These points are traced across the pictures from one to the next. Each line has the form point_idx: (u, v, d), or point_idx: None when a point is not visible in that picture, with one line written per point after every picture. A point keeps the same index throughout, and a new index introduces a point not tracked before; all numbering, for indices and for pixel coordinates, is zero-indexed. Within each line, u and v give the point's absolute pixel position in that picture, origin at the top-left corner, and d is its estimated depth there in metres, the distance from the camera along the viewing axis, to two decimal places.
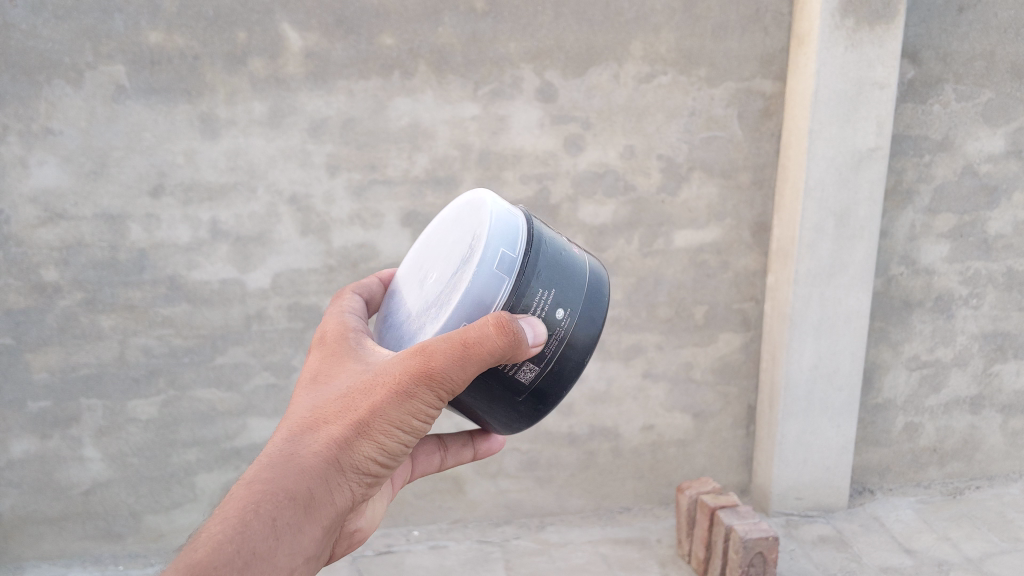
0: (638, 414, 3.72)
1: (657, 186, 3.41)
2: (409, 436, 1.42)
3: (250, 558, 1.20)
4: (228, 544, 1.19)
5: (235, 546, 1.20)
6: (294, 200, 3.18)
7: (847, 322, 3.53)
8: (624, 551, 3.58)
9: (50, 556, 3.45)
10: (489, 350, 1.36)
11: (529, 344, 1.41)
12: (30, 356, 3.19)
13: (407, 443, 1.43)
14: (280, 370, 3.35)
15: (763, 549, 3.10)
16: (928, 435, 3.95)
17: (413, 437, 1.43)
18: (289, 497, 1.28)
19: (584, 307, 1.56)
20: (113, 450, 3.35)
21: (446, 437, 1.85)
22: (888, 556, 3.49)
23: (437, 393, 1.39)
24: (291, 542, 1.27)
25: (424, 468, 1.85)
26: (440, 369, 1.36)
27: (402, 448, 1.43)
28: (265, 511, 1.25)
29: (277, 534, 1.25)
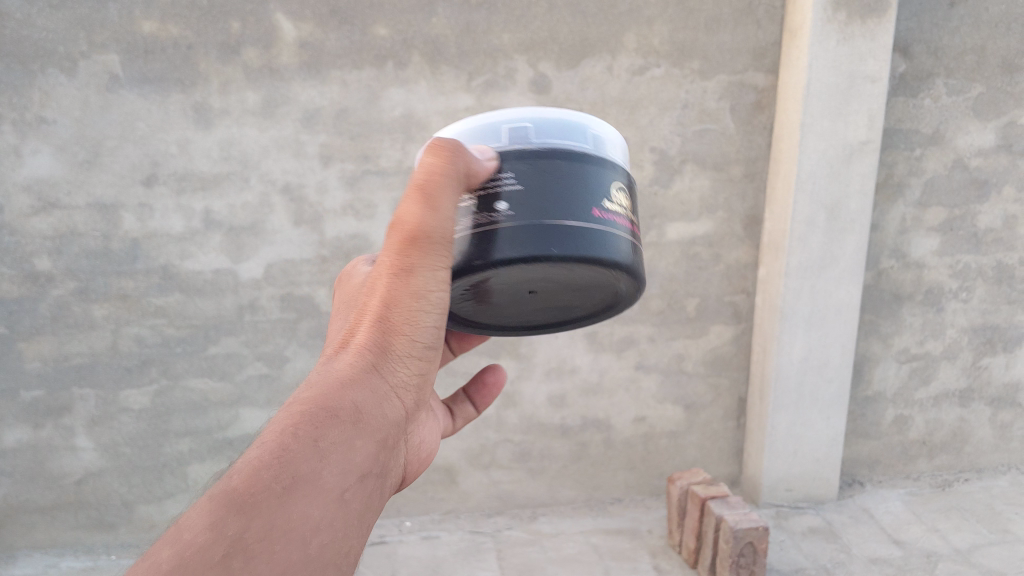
0: (630, 405, 3.73)
1: (650, 177, 3.42)
2: (439, 311, 1.27)
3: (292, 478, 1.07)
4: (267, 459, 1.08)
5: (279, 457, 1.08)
6: (287, 190, 3.19)
7: (837, 314, 3.55)
8: (615, 541, 3.60)
9: (42, 546, 3.45)
10: (431, 183, 1.22)
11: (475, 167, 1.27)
12: (23, 346, 3.19)
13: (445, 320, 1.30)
14: (273, 360, 3.36)
15: (753, 539, 3.12)
16: (917, 427, 3.98)
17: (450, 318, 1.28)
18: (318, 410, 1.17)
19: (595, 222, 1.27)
20: (106, 439, 3.35)
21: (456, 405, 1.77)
22: (877, 547, 3.51)
23: (442, 252, 1.25)
24: (339, 458, 1.14)
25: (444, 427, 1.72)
26: (425, 224, 1.23)
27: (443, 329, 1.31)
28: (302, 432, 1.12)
29: (324, 452, 1.12)
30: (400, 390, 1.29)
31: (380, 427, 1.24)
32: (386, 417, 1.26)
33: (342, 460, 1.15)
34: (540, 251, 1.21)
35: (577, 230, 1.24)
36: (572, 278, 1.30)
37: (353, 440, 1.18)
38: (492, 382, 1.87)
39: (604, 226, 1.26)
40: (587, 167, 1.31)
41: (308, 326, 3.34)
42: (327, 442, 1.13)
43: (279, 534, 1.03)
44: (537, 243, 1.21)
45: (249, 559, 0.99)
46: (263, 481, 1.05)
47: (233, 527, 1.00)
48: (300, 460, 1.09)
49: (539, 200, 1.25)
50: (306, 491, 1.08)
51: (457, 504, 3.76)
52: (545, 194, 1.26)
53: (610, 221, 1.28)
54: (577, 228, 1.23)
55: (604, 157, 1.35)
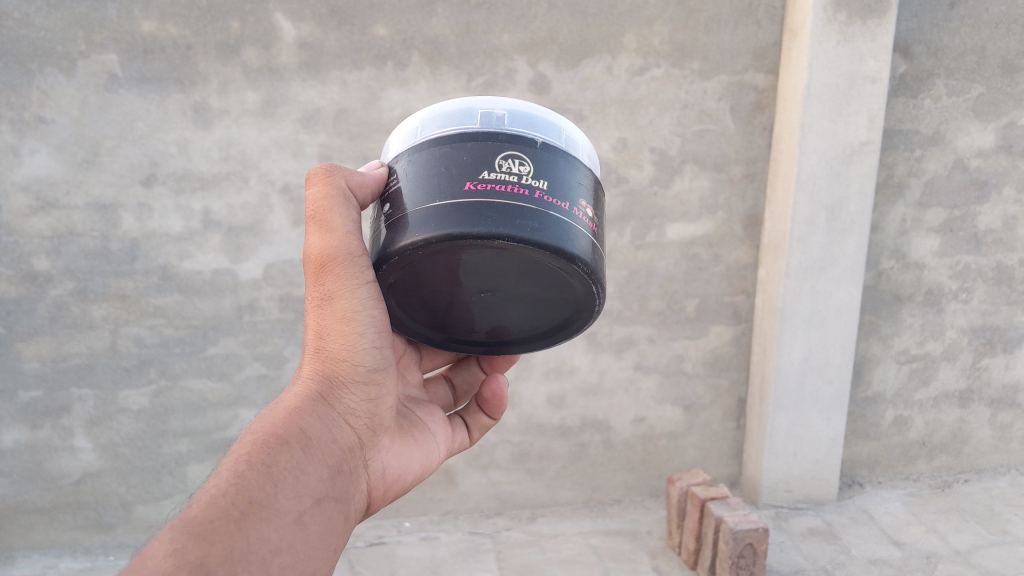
0: (629, 406, 3.73)
1: (650, 178, 3.41)
2: (370, 329, 1.48)
3: (251, 502, 1.25)
4: (226, 493, 1.24)
5: (236, 490, 1.25)
6: (286, 189, 3.18)
7: (837, 315, 3.55)
8: (615, 542, 3.59)
9: (40, 546, 3.44)
10: (326, 205, 1.44)
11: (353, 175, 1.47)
12: (22, 346, 3.18)
13: (381, 342, 1.50)
14: (272, 360, 3.36)
15: (753, 540, 3.12)
16: (917, 428, 3.98)
17: (380, 334, 1.49)
18: (273, 441, 1.36)
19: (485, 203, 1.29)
20: (104, 440, 3.35)
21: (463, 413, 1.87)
22: (877, 548, 3.51)
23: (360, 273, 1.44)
24: (293, 480, 1.33)
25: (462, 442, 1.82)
26: (330, 248, 1.44)
27: (379, 351, 1.51)
28: (257, 460, 1.32)
29: (276, 477, 1.31)
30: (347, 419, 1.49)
31: (330, 451, 1.43)
32: (336, 442, 1.45)
33: (296, 479, 1.34)
34: (419, 231, 1.30)
35: (477, 214, 1.28)
36: (482, 257, 1.33)
37: (304, 462, 1.37)
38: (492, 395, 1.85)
39: (489, 196, 1.29)
40: (484, 147, 1.36)
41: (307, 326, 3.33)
42: (278, 467, 1.32)
43: (244, 553, 1.20)
44: (418, 225, 1.30)
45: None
46: (223, 509, 1.22)
47: (198, 551, 1.14)
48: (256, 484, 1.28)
49: (431, 184, 1.34)
50: (265, 513, 1.26)
51: (456, 505, 3.75)
52: (434, 178, 1.35)
53: (506, 191, 1.31)
54: (460, 202, 1.29)
55: (512, 135, 1.39)
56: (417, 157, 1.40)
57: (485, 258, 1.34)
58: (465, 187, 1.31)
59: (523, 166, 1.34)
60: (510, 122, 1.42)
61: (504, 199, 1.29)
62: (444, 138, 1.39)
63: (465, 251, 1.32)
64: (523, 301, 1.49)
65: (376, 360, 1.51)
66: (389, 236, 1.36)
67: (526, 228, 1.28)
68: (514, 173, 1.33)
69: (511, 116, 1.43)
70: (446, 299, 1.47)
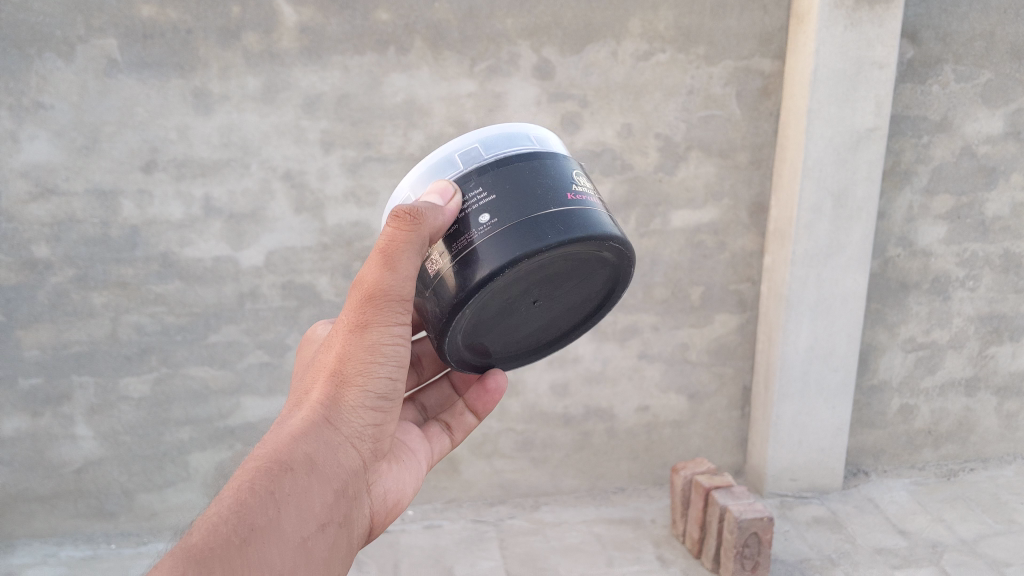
0: (634, 394, 3.71)
1: (655, 164, 3.38)
2: (391, 364, 1.54)
3: (253, 529, 1.30)
4: (231, 518, 1.29)
5: (239, 516, 1.30)
6: (288, 176, 3.15)
7: (844, 303, 3.52)
8: (618, 531, 3.57)
9: (41, 534, 3.42)
10: (399, 247, 1.46)
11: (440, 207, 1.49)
12: (22, 333, 3.16)
13: (397, 376, 1.56)
14: (274, 348, 3.34)
15: (758, 530, 3.10)
16: (923, 416, 3.95)
17: (398, 369, 1.55)
18: (282, 466, 1.41)
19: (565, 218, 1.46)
20: (106, 427, 3.32)
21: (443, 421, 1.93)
22: (882, 537, 3.49)
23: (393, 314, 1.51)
24: (294, 508, 1.39)
25: (441, 449, 1.89)
26: (381, 284, 1.49)
27: (394, 383, 1.56)
28: (264, 485, 1.36)
29: (279, 505, 1.36)
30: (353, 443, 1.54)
31: (335, 476, 1.49)
32: (340, 466, 1.50)
33: (298, 505, 1.40)
34: (535, 242, 1.42)
35: (561, 225, 1.45)
36: (560, 263, 1.52)
37: (307, 487, 1.43)
38: (495, 388, 1.87)
39: (580, 205, 1.50)
40: (544, 168, 1.54)
41: (310, 314, 3.31)
42: (282, 492, 1.37)
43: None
44: (531, 238, 1.43)
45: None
46: (226, 534, 1.27)
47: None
48: (260, 508, 1.33)
49: (510, 208, 1.47)
50: (265, 538, 1.32)
51: (459, 493, 3.73)
52: (513, 200, 1.48)
53: (578, 202, 1.51)
54: (559, 213, 1.46)
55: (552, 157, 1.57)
56: (486, 178, 1.52)
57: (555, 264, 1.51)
58: (547, 204, 1.47)
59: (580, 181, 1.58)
60: (544, 144, 1.62)
61: (583, 209, 1.50)
62: (504, 160, 1.54)
63: (544, 261, 1.48)
64: (559, 304, 1.67)
65: (388, 388, 1.55)
66: (468, 267, 1.46)
67: (601, 232, 1.48)
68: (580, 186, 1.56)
69: (539, 141, 1.63)
70: (507, 313, 1.59)
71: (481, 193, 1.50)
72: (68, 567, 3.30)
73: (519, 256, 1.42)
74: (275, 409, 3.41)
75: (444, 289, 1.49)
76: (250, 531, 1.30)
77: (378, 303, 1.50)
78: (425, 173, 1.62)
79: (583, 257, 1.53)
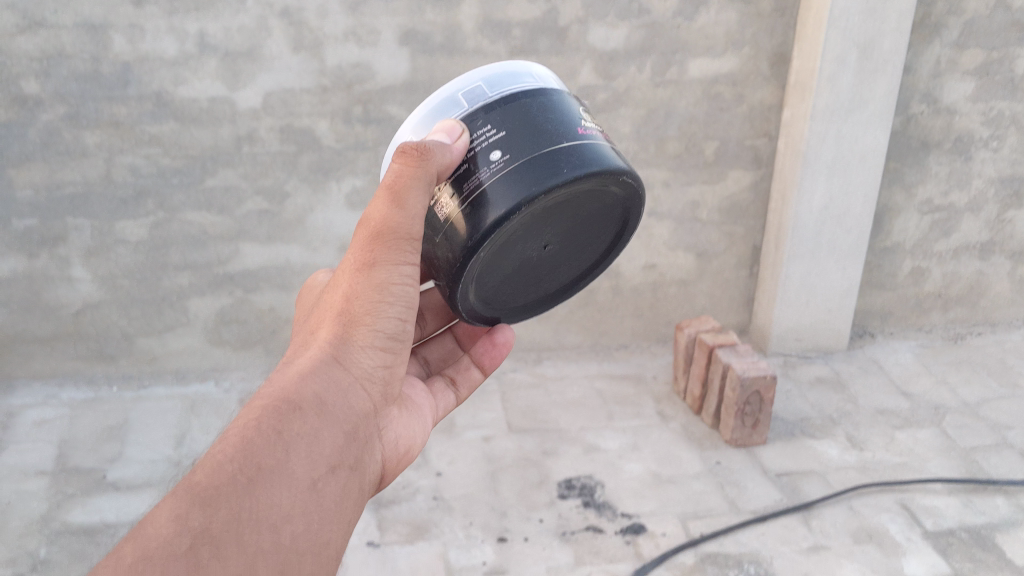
0: (641, 251, 3.63)
1: (673, 10, 3.20)
2: (403, 303, 1.35)
3: (256, 474, 1.11)
4: (229, 464, 1.09)
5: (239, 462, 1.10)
6: (285, 13, 2.98)
7: (862, 161, 3.40)
8: (620, 387, 3.57)
9: (42, 375, 3.42)
10: (406, 181, 1.29)
11: (447, 145, 1.31)
12: (14, 173, 3.07)
13: (409, 314, 1.36)
14: (273, 195, 3.25)
15: (760, 388, 3.08)
16: (934, 280, 3.89)
17: (410, 306, 1.36)
18: (287, 405, 1.20)
19: (579, 151, 1.31)
20: (103, 271, 3.27)
21: (448, 373, 1.74)
22: (885, 398, 3.48)
23: (406, 247, 1.33)
24: (304, 450, 1.19)
25: (446, 405, 1.68)
26: (392, 219, 1.31)
27: (405, 322, 1.36)
28: (266, 425, 1.16)
29: (286, 445, 1.16)
30: (365, 385, 1.34)
31: (347, 418, 1.29)
32: (353, 408, 1.30)
33: (308, 446, 1.19)
34: (552, 177, 1.27)
35: (577, 156, 1.30)
36: (574, 200, 1.37)
37: (317, 429, 1.22)
38: (502, 342, 1.77)
39: (593, 138, 1.35)
40: (550, 102, 1.37)
41: (310, 160, 3.21)
42: (289, 433, 1.17)
43: (246, 526, 1.06)
44: (546, 174, 1.28)
45: (214, 552, 1.01)
46: (228, 476, 1.08)
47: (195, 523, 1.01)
48: (264, 450, 1.13)
49: (521, 144, 1.31)
50: (273, 482, 1.12)
51: None
52: (523, 136, 1.32)
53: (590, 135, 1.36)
54: (573, 146, 1.31)
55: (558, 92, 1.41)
56: (493, 114, 1.35)
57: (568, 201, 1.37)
58: (560, 139, 1.32)
59: (588, 116, 1.42)
60: (548, 79, 1.45)
61: (597, 143, 1.35)
62: (510, 95, 1.37)
63: (557, 200, 1.33)
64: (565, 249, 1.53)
65: (401, 327, 1.36)
66: (476, 212, 1.31)
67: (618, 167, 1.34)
68: (589, 120, 1.40)
69: (543, 75, 1.45)
70: (514, 258, 1.44)
71: (489, 130, 1.33)
72: (70, 408, 3.29)
73: (530, 196, 1.27)
74: (275, 256, 3.36)
75: (455, 233, 1.33)
76: (255, 475, 1.11)
77: (390, 235, 1.31)
78: (429, 110, 1.43)
79: (598, 194, 1.39)
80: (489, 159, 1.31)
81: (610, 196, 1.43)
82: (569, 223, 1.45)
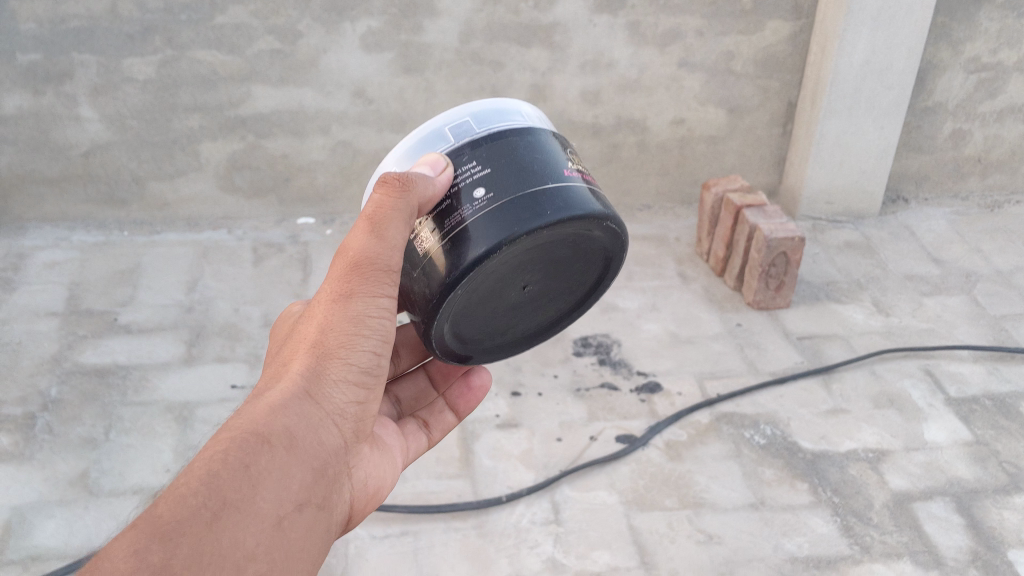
0: (669, 106, 3.48)
1: None
2: (379, 337, 1.26)
3: (219, 513, 1.04)
4: (194, 500, 1.03)
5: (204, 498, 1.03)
6: None
7: (910, 13, 3.19)
8: (642, 247, 3.47)
9: (53, 218, 3.37)
10: (388, 211, 1.23)
11: (432, 179, 1.26)
12: (16, 4, 2.94)
13: (384, 350, 1.28)
14: (286, 35, 3.10)
15: (787, 249, 2.99)
16: (975, 144, 3.72)
17: (387, 341, 1.27)
18: (257, 437, 1.13)
19: (565, 194, 1.26)
20: (111, 111, 3.16)
21: (421, 415, 1.61)
22: (915, 265, 3.38)
23: (383, 280, 1.25)
24: (271, 487, 1.11)
25: (418, 447, 1.55)
26: (370, 252, 1.24)
27: (381, 357, 1.28)
28: (236, 458, 1.09)
29: (254, 481, 1.09)
30: (340, 421, 1.25)
31: (319, 454, 1.20)
32: (325, 444, 1.22)
33: (275, 484, 1.12)
34: (536, 219, 1.22)
35: (560, 200, 1.25)
36: (554, 244, 1.31)
37: (286, 466, 1.14)
38: (478, 385, 1.67)
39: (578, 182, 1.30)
40: (538, 142, 1.32)
41: None
42: (256, 469, 1.10)
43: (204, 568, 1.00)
44: (530, 215, 1.22)
45: None
46: (191, 511, 1.02)
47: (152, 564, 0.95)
48: (227, 485, 1.07)
49: (507, 182, 1.25)
50: (238, 517, 1.06)
51: None
52: (508, 176, 1.26)
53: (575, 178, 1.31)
54: (557, 188, 1.26)
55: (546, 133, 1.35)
56: (480, 150, 1.29)
57: (552, 245, 1.31)
58: (545, 181, 1.26)
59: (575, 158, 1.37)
60: (536, 117, 1.39)
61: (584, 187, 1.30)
62: (498, 132, 1.31)
63: (539, 243, 1.28)
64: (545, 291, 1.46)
65: (377, 361, 1.27)
66: (455, 248, 1.24)
67: (602, 212, 1.29)
68: (575, 163, 1.35)
69: (532, 115, 1.40)
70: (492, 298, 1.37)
71: (475, 166, 1.28)
72: (80, 251, 3.22)
73: (512, 237, 1.21)
74: (288, 101, 3.23)
75: (434, 269, 1.26)
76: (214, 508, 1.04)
77: (369, 268, 1.24)
78: (413, 144, 1.36)
79: (579, 239, 1.33)
80: (473, 196, 1.25)
81: (592, 242, 1.37)
82: (551, 267, 1.38)
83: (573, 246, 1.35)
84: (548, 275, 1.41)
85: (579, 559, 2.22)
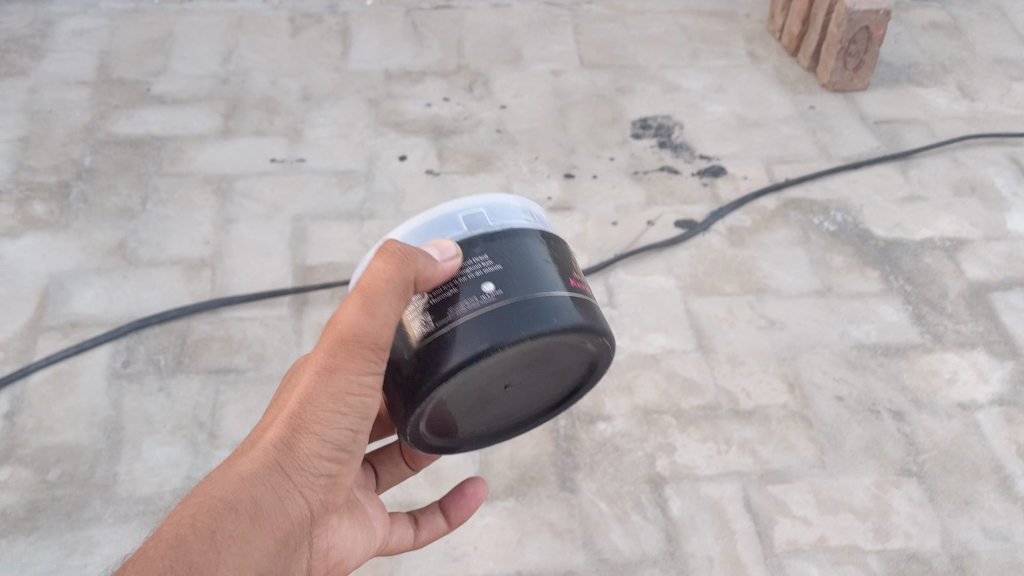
0: None
1: None
2: (360, 412, 1.00)
3: None
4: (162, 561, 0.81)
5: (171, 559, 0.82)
6: None
7: None
8: (709, 25, 3.20)
9: None
10: (382, 284, 0.96)
11: (437, 262, 0.98)
12: None
13: (362, 427, 1.02)
14: None
15: (870, 25, 2.71)
16: None
17: (367, 416, 1.02)
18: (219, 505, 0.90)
19: (565, 305, 0.99)
20: None
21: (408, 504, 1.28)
22: (1005, 48, 3.10)
23: (376, 357, 0.99)
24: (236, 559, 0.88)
25: (398, 544, 1.22)
26: (359, 326, 0.97)
27: (358, 435, 1.02)
28: (202, 523, 0.87)
29: (219, 547, 0.87)
30: (311, 495, 1.00)
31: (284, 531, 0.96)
32: (293, 520, 0.97)
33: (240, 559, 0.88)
34: (530, 326, 0.95)
35: (555, 306, 0.98)
36: (543, 358, 1.03)
37: (249, 543, 0.90)
38: (473, 494, 1.28)
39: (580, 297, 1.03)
40: (544, 246, 1.06)
41: None
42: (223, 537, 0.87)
43: None
44: (522, 322, 0.95)
45: None
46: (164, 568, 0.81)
47: None
48: (191, 549, 0.84)
49: (510, 282, 0.98)
50: None
51: None
52: (512, 274, 0.99)
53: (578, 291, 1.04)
54: (552, 295, 0.99)
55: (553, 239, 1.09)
56: (483, 244, 1.03)
57: (539, 358, 1.04)
58: (546, 287, 0.99)
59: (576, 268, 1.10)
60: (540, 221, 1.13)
61: (586, 300, 1.03)
62: (503, 229, 1.05)
63: (530, 353, 1.00)
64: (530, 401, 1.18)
65: (353, 438, 1.02)
66: (433, 348, 0.96)
67: (598, 331, 1.02)
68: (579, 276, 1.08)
69: (537, 217, 1.13)
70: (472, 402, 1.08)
71: (483, 260, 1.01)
72: (109, 19, 3.03)
73: (500, 345, 0.94)
74: None
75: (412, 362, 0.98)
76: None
77: (360, 340, 0.97)
78: (419, 227, 1.10)
79: (569, 352, 1.06)
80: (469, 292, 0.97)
81: (581, 358, 1.09)
82: (541, 375, 1.10)
83: (562, 359, 1.08)
84: (535, 385, 1.12)
85: (634, 341, 2.11)
